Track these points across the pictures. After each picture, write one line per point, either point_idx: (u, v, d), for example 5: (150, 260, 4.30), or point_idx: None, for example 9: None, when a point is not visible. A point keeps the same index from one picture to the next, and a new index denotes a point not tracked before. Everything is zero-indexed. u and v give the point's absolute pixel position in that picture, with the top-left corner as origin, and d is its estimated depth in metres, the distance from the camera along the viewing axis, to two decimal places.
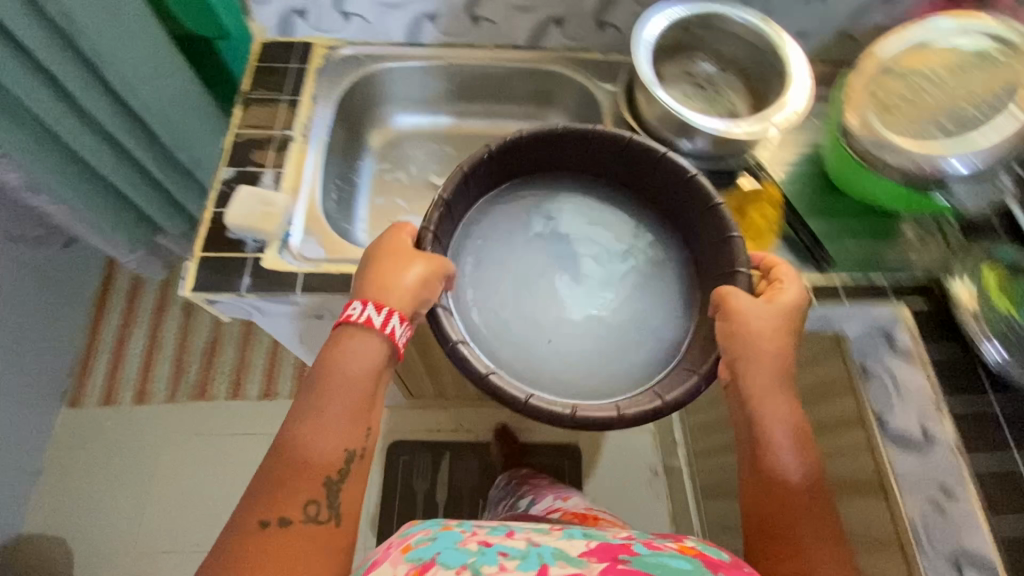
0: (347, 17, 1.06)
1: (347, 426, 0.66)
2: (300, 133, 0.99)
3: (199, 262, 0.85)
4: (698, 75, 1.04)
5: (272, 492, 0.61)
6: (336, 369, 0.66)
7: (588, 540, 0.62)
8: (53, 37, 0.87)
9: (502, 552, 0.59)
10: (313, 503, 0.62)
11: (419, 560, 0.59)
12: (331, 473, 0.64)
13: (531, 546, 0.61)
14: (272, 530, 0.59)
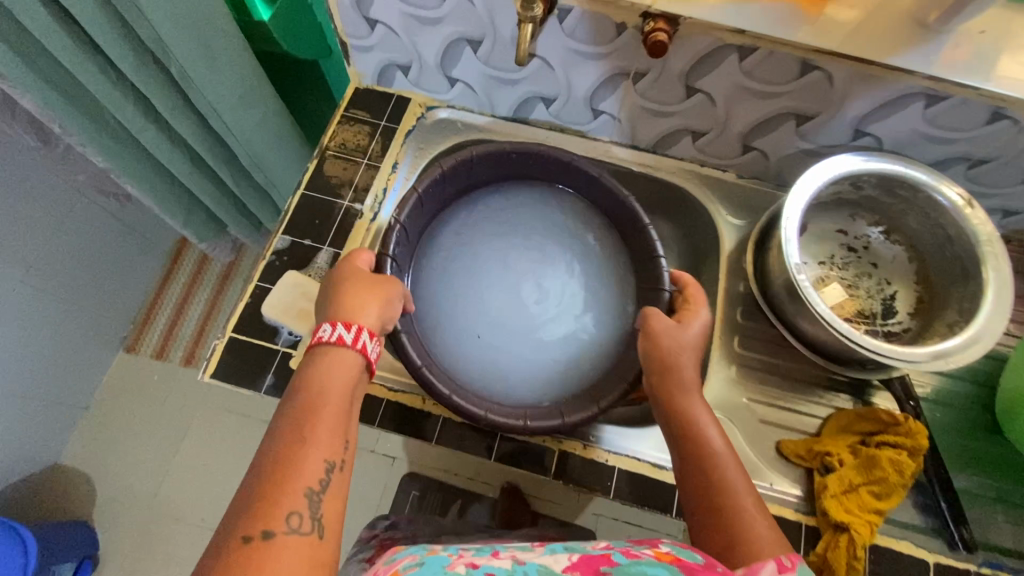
0: (451, 82, 0.79)
1: (331, 428, 0.47)
2: (372, 207, 0.77)
3: (229, 341, 0.67)
4: (854, 234, 0.73)
5: (250, 498, 0.41)
6: (319, 390, 0.49)
7: (568, 551, 0.45)
8: (150, 63, 0.75)
9: (486, 571, 0.42)
10: (297, 510, 0.41)
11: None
12: (312, 482, 0.43)
13: (516, 560, 0.44)
14: (246, 552, 0.38)
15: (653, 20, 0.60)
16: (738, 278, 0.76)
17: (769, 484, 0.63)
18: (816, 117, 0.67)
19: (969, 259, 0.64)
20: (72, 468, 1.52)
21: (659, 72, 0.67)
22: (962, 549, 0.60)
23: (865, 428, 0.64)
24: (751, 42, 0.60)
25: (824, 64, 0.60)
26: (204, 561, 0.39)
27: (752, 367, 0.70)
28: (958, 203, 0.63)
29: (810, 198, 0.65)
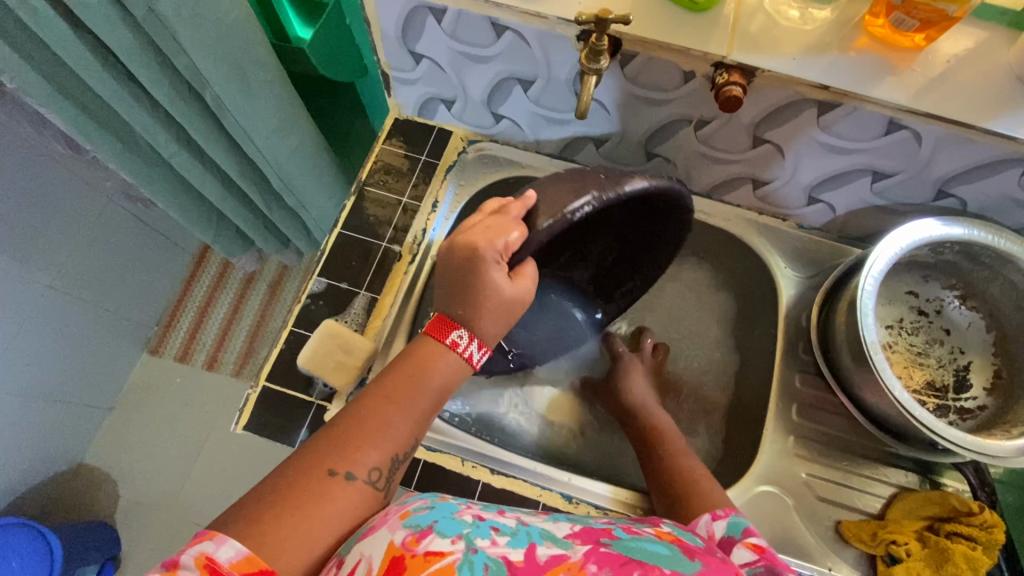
0: (497, 118, 0.74)
1: (421, 414, 0.53)
2: (411, 247, 0.73)
3: (263, 391, 0.65)
4: (926, 297, 0.68)
5: (345, 439, 0.48)
6: (423, 377, 0.53)
7: (570, 523, 0.48)
8: (185, 92, 0.72)
9: (494, 525, 0.45)
10: (378, 466, 0.49)
11: (416, 526, 0.43)
12: (395, 450, 0.50)
13: (521, 522, 0.47)
14: (330, 483, 0.46)
15: (727, 71, 0.56)
16: (797, 337, 0.71)
17: (827, 568, 0.60)
18: (896, 174, 0.62)
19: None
20: (97, 468, 1.51)
21: (726, 122, 0.63)
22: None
23: (930, 513, 0.60)
24: (834, 98, 0.56)
25: (914, 124, 0.56)
26: (289, 471, 0.47)
27: (808, 436, 0.66)
28: None
29: (889, 261, 0.60)
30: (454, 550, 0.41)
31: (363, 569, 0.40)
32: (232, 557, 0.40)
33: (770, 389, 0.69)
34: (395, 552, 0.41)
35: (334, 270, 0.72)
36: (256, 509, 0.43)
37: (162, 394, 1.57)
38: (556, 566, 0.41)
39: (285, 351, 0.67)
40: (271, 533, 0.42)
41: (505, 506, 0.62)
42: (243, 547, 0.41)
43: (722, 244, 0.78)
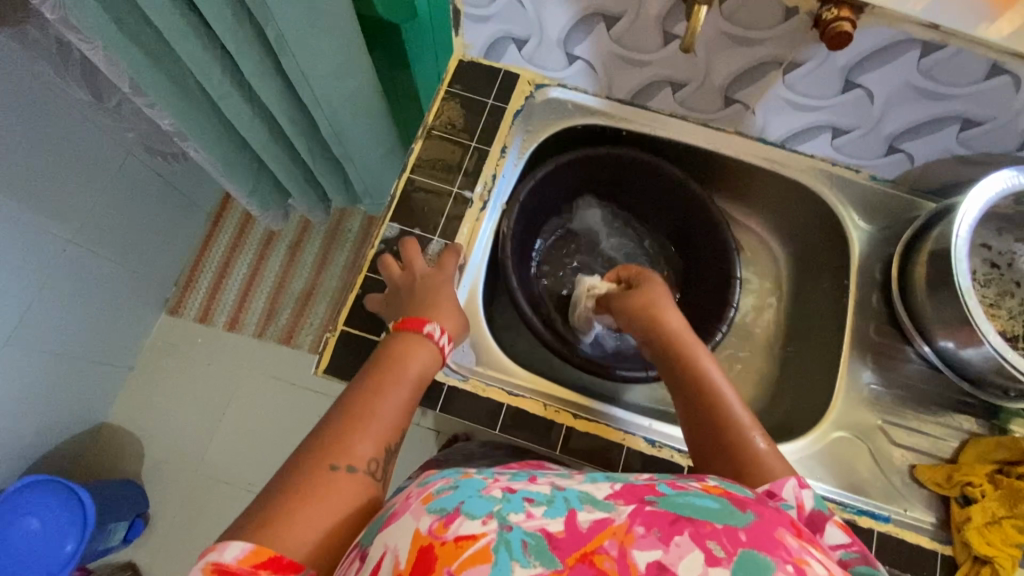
0: (570, 60, 0.72)
1: (409, 397, 0.52)
2: (482, 195, 0.72)
3: (341, 336, 0.64)
4: (999, 250, 0.69)
5: (338, 432, 0.46)
6: (398, 364, 0.53)
7: (608, 481, 0.41)
8: (245, 22, 0.68)
9: (527, 494, 0.39)
10: (373, 456, 0.46)
11: (442, 508, 0.38)
12: (386, 435, 0.48)
13: (555, 485, 0.41)
14: (328, 476, 0.43)
15: (836, 7, 0.54)
16: (870, 289, 0.71)
17: (902, 510, 0.61)
18: (985, 123, 0.62)
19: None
20: (120, 426, 1.50)
21: (820, 64, 0.61)
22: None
23: (1003, 457, 0.62)
24: (939, 39, 0.55)
25: (1017, 68, 0.55)
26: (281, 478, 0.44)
27: (880, 384, 0.67)
28: None
29: (981, 209, 0.60)
30: (487, 531, 0.35)
31: (391, 562, 0.36)
32: (238, 555, 0.38)
33: (843, 339, 0.69)
34: (423, 540, 0.36)
35: (405, 215, 0.70)
36: (256, 517, 0.41)
37: (183, 353, 1.55)
38: (599, 534, 0.35)
39: (361, 296, 0.66)
40: (280, 533, 0.40)
41: (588, 450, 0.63)
42: (246, 543, 0.39)
43: (791, 198, 0.77)
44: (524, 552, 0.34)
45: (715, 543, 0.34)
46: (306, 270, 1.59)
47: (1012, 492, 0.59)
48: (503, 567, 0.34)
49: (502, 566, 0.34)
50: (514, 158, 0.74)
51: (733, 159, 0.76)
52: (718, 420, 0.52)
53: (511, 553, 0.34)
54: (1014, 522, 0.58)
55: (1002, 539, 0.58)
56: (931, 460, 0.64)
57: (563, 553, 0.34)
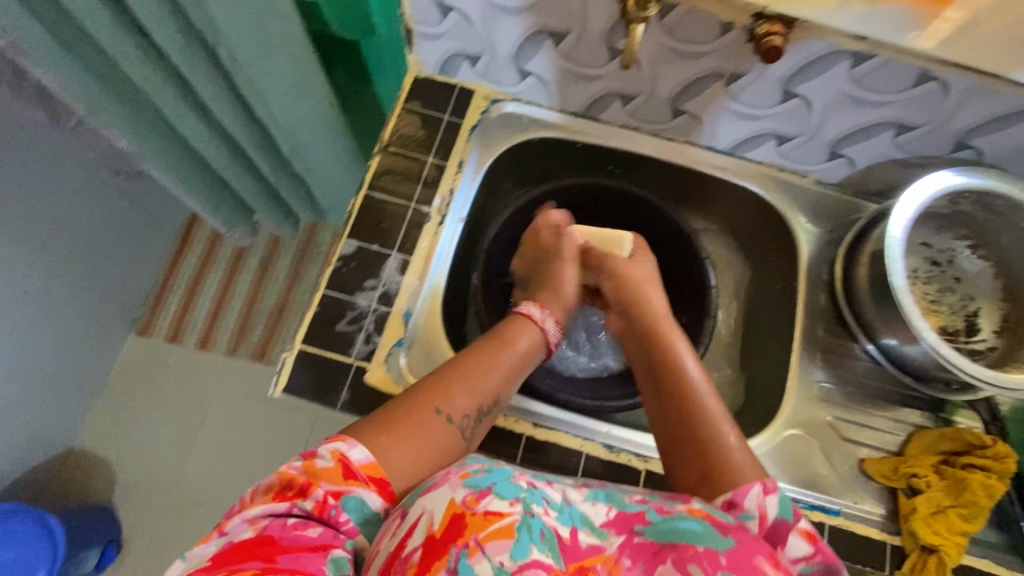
0: (522, 75, 0.73)
1: (512, 374, 0.58)
2: (439, 209, 0.72)
3: (300, 354, 0.64)
4: (939, 248, 0.71)
5: (444, 385, 0.54)
6: (505, 343, 0.60)
7: (607, 503, 0.45)
8: (196, 46, 0.68)
9: (545, 492, 0.44)
10: (466, 413, 0.53)
11: (476, 485, 0.42)
12: (481, 398, 0.54)
13: (566, 492, 0.45)
14: (430, 416, 0.51)
15: (767, 22, 0.56)
16: (819, 290, 0.73)
17: (854, 503, 0.63)
18: (917, 127, 0.65)
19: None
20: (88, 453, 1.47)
21: (759, 75, 0.64)
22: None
23: (947, 448, 0.64)
24: (868, 49, 0.57)
25: (943, 75, 0.57)
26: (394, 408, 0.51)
27: (830, 382, 0.69)
28: None
29: (915, 211, 0.63)
30: (512, 512, 0.40)
31: (426, 524, 0.40)
32: (361, 459, 0.46)
33: (793, 339, 0.71)
34: (456, 509, 0.41)
35: (362, 232, 0.70)
36: (377, 431, 0.48)
37: (154, 374, 1.53)
38: (594, 555, 0.40)
39: (320, 313, 0.66)
40: (394, 448, 0.48)
41: (550, 458, 0.64)
42: (370, 453, 0.46)
43: (743, 204, 0.80)
44: (541, 540, 0.40)
45: (696, 566, 0.38)
46: (280, 283, 1.57)
47: (952, 481, 0.61)
48: (522, 547, 0.39)
49: (521, 546, 0.39)
50: (470, 173, 0.75)
51: (684, 167, 0.78)
52: (691, 416, 0.51)
53: (530, 536, 0.40)
54: (954, 510, 0.60)
55: (945, 527, 0.60)
56: (879, 453, 0.66)
57: (568, 558, 0.40)
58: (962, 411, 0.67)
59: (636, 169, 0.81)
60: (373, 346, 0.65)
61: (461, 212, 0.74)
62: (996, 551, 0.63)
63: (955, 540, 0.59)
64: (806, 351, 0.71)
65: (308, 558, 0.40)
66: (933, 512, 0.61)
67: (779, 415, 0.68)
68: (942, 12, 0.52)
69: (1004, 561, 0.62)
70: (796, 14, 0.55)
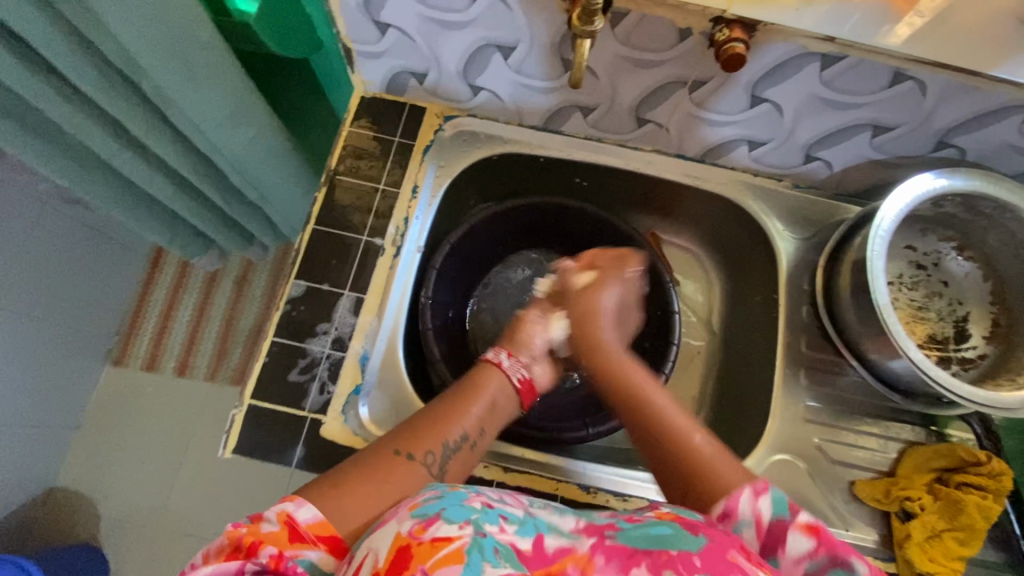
0: (475, 90, 0.69)
1: (482, 417, 0.54)
2: (394, 239, 0.68)
3: (250, 409, 0.60)
4: (925, 251, 0.67)
5: (417, 429, 0.50)
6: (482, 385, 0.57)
7: (576, 516, 0.40)
8: (117, 80, 0.63)
9: (503, 511, 0.38)
10: (439, 459, 0.49)
11: (425, 514, 0.37)
12: (451, 440, 0.50)
13: (530, 511, 0.40)
14: (400, 460, 0.47)
15: (726, 27, 0.51)
16: (801, 301, 0.69)
17: (844, 529, 0.60)
18: (896, 128, 0.60)
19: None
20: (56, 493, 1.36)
21: (723, 81, 0.59)
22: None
23: (940, 465, 0.61)
24: (838, 51, 0.52)
25: (919, 74, 0.53)
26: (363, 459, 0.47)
27: (816, 400, 0.66)
28: None
29: (897, 217, 0.59)
30: (462, 534, 0.35)
31: (371, 563, 0.35)
32: (309, 519, 0.40)
33: (776, 356, 0.68)
34: (402, 542, 0.35)
35: (311, 270, 0.65)
36: (337, 478, 0.44)
37: None
38: (563, 559, 0.35)
39: (269, 363, 0.61)
40: (355, 495, 0.43)
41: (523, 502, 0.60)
42: (319, 511, 0.41)
43: (719, 212, 0.76)
44: (496, 556, 0.34)
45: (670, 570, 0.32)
46: (259, 301, 1.48)
47: (947, 502, 0.58)
48: (474, 569, 0.33)
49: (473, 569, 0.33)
50: (426, 198, 0.71)
51: (655, 177, 0.74)
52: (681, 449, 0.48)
53: (483, 556, 0.33)
54: (950, 534, 0.58)
55: (943, 552, 0.57)
56: (870, 473, 0.63)
57: (531, 565, 0.34)
58: (953, 423, 0.64)
59: (603, 182, 0.77)
60: (327, 393, 0.60)
61: (417, 242, 0.69)
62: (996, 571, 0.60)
63: (951, 565, 0.57)
64: (791, 368, 0.67)
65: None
66: (930, 537, 0.58)
67: (763, 438, 0.64)
68: (916, 5, 0.48)
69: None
70: (757, 17, 0.50)
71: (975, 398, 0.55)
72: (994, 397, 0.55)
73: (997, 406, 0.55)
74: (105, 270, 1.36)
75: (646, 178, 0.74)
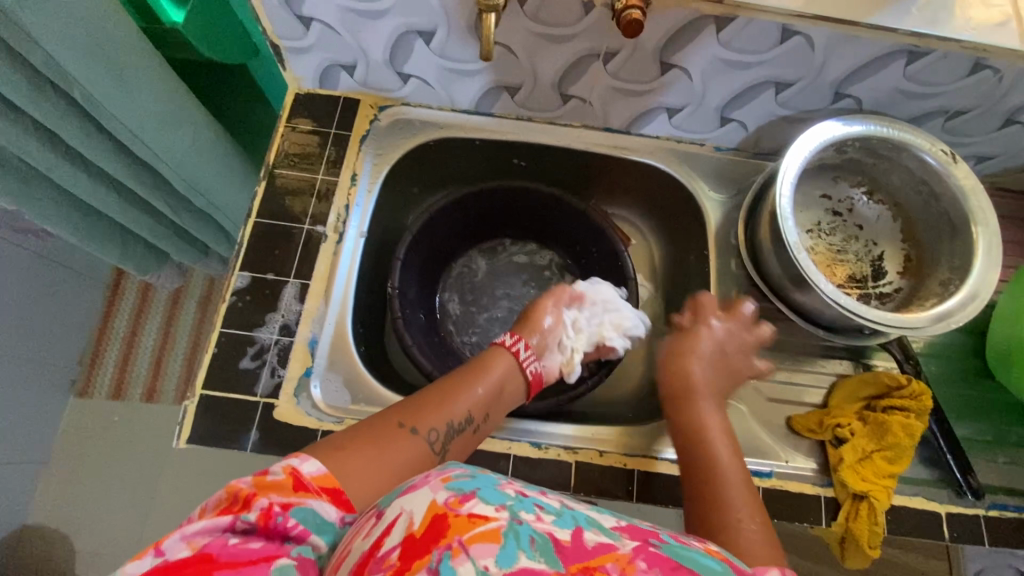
0: (404, 79, 0.71)
1: (488, 395, 0.58)
2: (336, 226, 0.70)
3: (202, 401, 0.60)
4: (838, 198, 0.72)
5: (419, 405, 0.53)
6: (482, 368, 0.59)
7: (615, 515, 0.37)
8: (46, 90, 0.63)
9: (539, 500, 0.36)
10: (437, 427, 0.52)
11: (460, 489, 0.35)
12: (454, 419, 0.54)
13: (567, 503, 0.37)
14: (400, 432, 0.50)
15: None
16: (730, 255, 0.73)
17: (785, 462, 0.63)
18: (794, 84, 0.65)
19: (957, 216, 0.64)
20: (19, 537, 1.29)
21: (632, 51, 0.63)
22: (969, 495, 0.62)
23: (869, 393, 0.65)
24: (728, 12, 0.57)
25: (804, 29, 0.57)
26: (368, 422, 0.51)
27: (751, 345, 0.69)
28: (945, 162, 0.63)
29: (801, 165, 0.63)
30: (499, 518, 0.33)
31: (404, 523, 0.33)
32: (313, 472, 0.42)
33: None
34: (438, 510, 0.33)
35: (255, 263, 0.66)
36: (335, 441, 0.47)
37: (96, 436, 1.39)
38: (603, 555, 0.31)
39: (218, 354, 0.62)
40: (356, 452, 0.46)
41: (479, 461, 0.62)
42: (323, 466, 0.43)
43: (653, 180, 0.79)
44: (531, 547, 0.31)
45: None
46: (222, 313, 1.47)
47: (877, 424, 0.62)
48: (509, 555, 0.31)
49: (508, 554, 0.31)
50: (366, 187, 0.73)
51: (585, 151, 0.78)
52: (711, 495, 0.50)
53: (518, 544, 0.31)
54: (878, 454, 0.61)
55: (876, 471, 0.60)
56: (806, 409, 0.67)
57: (568, 560, 0.31)
58: (875, 353, 0.69)
59: (541, 160, 0.80)
60: (279, 377, 0.62)
61: (361, 229, 0.71)
62: (928, 485, 0.64)
63: (882, 482, 0.60)
64: None
65: (246, 568, 0.33)
66: (861, 459, 0.61)
67: None
68: None
69: (937, 493, 0.63)
70: None
71: (882, 322, 0.59)
72: (895, 317, 0.59)
73: (901, 328, 0.59)
74: (61, 299, 1.33)
75: (577, 154, 0.78)
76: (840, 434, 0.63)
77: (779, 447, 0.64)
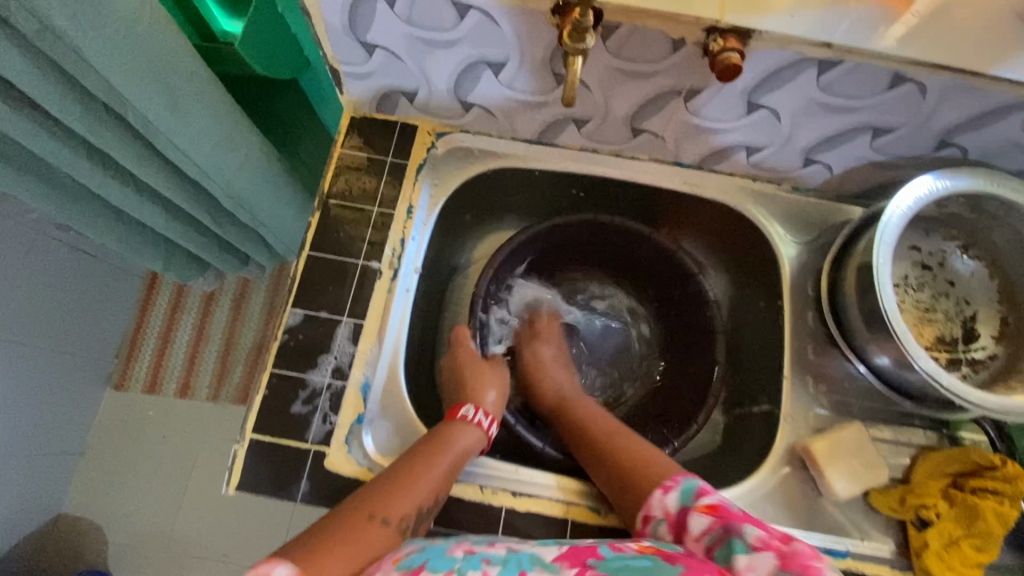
0: (466, 106, 0.67)
1: (450, 472, 0.56)
2: (391, 261, 0.67)
3: (252, 445, 0.59)
4: (930, 251, 0.66)
5: (389, 490, 0.51)
6: (445, 444, 0.57)
7: (556, 548, 0.46)
8: (99, 112, 0.61)
9: (484, 555, 0.44)
10: (409, 516, 0.50)
11: (409, 566, 0.42)
12: (425, 503, 0.52)
13: (511, 548, 0.46)
14: (373, 525, 0.47)
15: (721, 37, 0.50)
16: (807, 307, 0.68)
17: (860, 541, 0.59)
18: (896, 130, 0.59)
19: None
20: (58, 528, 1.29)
21: (719, 89, 0.58)
22: None
23: (955, 469, 0.60)
24: (835, 55, 0.51)
25: (919, 76, 0.52)
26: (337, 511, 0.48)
27: (825, 408, 0.65)
28: None
29: (899, 221, 0.57)
30: None
31: None
32: None
33: (784, 365, 0.67)
34: None
35: (307, 300, 0.64)
36: (305, 544, 0.44)
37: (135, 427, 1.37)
38: None
39: (269, 396, 0.60)
40: (333, 555, 0.43)
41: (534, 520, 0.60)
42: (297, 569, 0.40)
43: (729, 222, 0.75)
44: None
45: None
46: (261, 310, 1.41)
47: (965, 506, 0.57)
48: None
49: None
50: (422, 220, 0.70)
51: (652, 186, 0.73)
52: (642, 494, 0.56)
53: None
54: (966, 542, 0.56)
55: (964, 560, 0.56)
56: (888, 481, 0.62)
57: None
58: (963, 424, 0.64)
59: (603, 192, 0.76)
60: (331, 422, 0.60)
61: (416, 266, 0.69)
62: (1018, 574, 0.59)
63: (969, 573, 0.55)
64: (800, 378, 0.66)
65: None
66: (947, 545, 0.56)
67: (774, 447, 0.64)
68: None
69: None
70: (750, 24, 0.49)
71: (983, 403, 0.55)
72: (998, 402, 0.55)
73: (1006, 413, 0.54)
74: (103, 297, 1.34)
75: (648, 189, 0.74)
76: (923, 514, 0.58)
77: (853, 522, 0.60)
